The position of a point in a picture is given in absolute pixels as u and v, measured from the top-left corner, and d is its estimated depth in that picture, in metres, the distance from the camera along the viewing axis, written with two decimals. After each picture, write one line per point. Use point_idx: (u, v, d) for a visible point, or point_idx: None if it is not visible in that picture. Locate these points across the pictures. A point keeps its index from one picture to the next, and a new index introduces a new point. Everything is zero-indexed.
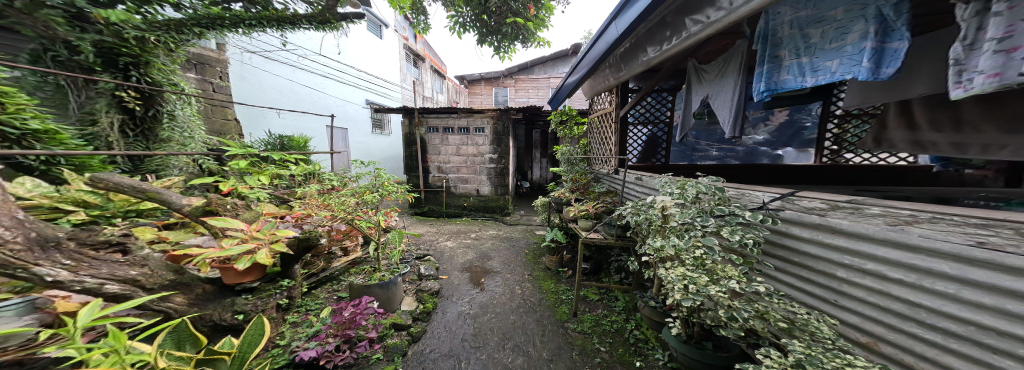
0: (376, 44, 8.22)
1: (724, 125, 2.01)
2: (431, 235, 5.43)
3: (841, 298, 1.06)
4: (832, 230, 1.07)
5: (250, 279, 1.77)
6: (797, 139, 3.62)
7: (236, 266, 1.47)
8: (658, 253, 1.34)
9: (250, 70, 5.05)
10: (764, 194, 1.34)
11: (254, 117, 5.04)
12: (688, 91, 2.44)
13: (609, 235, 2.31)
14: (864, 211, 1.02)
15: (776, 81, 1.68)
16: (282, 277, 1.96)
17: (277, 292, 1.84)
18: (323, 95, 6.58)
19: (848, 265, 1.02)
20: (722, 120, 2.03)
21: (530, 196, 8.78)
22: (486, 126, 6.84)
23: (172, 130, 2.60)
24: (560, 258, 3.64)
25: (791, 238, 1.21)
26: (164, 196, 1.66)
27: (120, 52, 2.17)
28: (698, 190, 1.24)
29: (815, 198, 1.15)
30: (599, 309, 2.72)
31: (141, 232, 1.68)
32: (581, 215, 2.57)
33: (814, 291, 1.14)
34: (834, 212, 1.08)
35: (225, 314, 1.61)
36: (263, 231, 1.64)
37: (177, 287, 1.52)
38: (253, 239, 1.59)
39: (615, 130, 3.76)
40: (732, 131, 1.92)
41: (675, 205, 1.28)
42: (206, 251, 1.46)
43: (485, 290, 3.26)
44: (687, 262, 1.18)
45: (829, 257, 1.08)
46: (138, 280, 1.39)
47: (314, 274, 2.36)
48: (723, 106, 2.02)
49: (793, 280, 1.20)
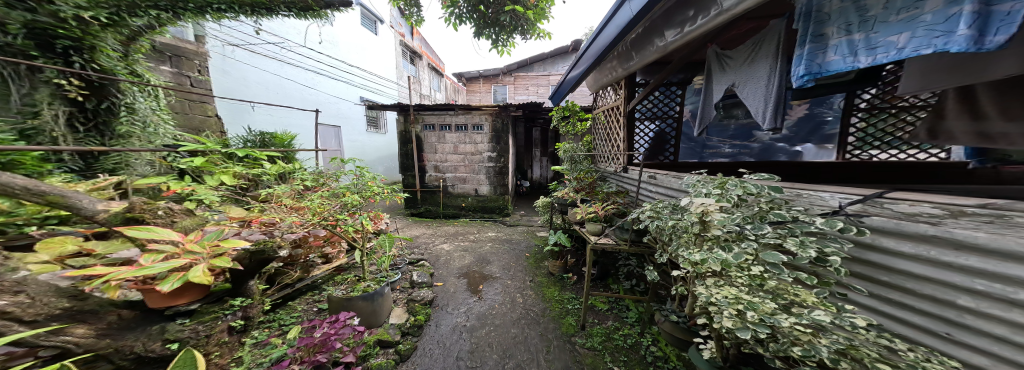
0: (368, 38, 7.93)
1: (758, 116, 1.76)
2: (428, 237, 5.19)
3: (958, 331, 0.88)
4: (955, 246, 0.86)
5: (184, 300, 1.48)
6: (817, 134, 3.43)
7: (159, 288, 1.20)
8: (696, 268, 1.09)
9: (232, 64, 4.79)
10: (834, 195, 1.14)
11: (236, 113, 4.77)
12: (710, 80, 2.19)
13: (622, 241, 2.07)
14: (1010, 219, 0.81)
15: (817, 65, 1.36)
16: (232, 296, 1.66)
17: (226, 314, 1.57)
18: (313, 91, 6.28)
19: (980, 292, 0.83)
20: (755, 111, 1.79)
21: (531, 196, 8.54)
22: (485, 123, 6.57)
23: (131, 124, 2.33)
24: (564, 263, 3.41)
25: (883, 253, 1.01)
26: (69, 200, 1.45)
27: (57, 35, 1.89)
28: (744, 190, 1.00)
29: (920, 203, 0.95)
30: (609, 320, 2.47)
31: (56, 243, 1.39)
32: (589, 218, 2.31)
33: (913, 320, 0.96)
34: (958, 220, 0.88)
35: (152, 344, 1.32)
36: (201, 243, 1.38)
37: (77, 316, 1.24)
38: (187, 253, 1.34)
39: (623, 125, 3.52)
40: (770, 122, 1.67)
41: (719, 210, 1.02)
42: (115, 270, 1.17)
43: (484, 298, 3.01)
44: (741, 282, 0.95)
45: (947, 280, 0.88)
46: (8, 312, 1.08)
47: (291, 285, 2.10)
48: (756, 94, 1.77)
49: (883, 305, 1.02)
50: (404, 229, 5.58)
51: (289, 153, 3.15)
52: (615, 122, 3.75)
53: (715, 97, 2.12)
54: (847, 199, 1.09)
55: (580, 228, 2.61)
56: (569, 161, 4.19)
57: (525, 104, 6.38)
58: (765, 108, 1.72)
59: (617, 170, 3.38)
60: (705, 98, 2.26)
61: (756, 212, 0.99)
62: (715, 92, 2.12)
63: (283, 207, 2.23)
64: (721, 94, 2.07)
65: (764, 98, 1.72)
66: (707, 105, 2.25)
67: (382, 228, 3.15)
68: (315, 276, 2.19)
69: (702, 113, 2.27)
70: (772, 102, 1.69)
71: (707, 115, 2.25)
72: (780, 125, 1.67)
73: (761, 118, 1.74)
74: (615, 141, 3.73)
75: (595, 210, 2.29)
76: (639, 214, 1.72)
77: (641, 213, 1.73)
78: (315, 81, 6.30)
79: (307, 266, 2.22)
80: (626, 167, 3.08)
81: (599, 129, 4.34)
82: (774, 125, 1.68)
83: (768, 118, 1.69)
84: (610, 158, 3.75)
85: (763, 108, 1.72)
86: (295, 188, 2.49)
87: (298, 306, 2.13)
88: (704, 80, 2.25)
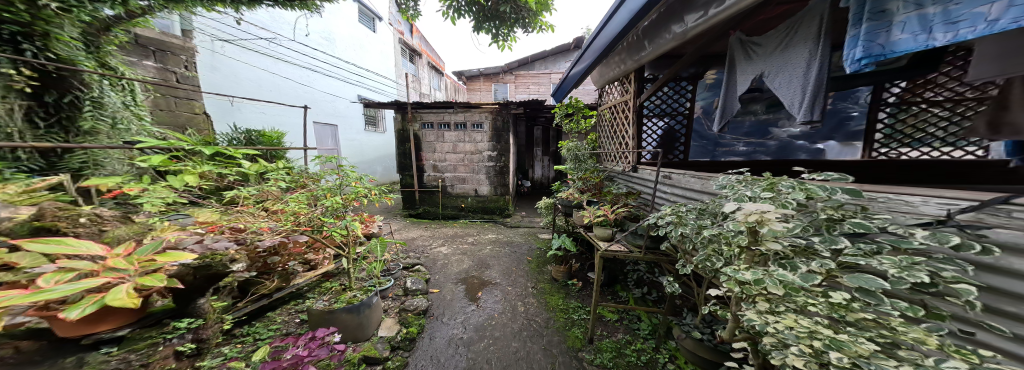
0: (366, 36, 7.75)
1: (792, 107, 1.56)
2: (425, 240, 4.99)
3: None
4: None
5: (105, 327, 1.23)
6: (841, 130, 3.21)
7: (64, 316, 0.97)
8: (749, 289, 0.96)
9: (223, 60, 4.62)
10: (932, 203, 0.95)
11: (226, 110, 4.60)
12: (732, 70, 1.99)
13: (635, 248, 1.87)
14: None
15: (877, 46, 1.17)
16: (174, 319, 1.42)
17: (168, 339, 1.31)
18: (307, 88, 6.11)
19: None
20: (788, 102, 1.59)
21: (532, 196, 8.35)
22: (485, 121, 6.38)
23: (98, 120, 2.13)
24: (569, 269, 3.22)
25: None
26: None
27: (4, 19, 1.68)
28: (807, 194, 0.85)
29: None
30: (619, 333, 2.27)
31: None
32: (597, 222, 2.10)
33: None
34: None
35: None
36: (130, 257, 1.19)
37: None
38: (111, 269, 1.14)
39: (631, 122, 3.33)
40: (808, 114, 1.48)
41: (780, 217, 0.82)
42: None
43: (483, 307, 2.81)
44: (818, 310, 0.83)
45: None
46: None
47: (269, 295, 1.91)
48: (789, 84, 1.57)
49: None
50: (401, 231, 5.39)
51: (275, 152, 2.95)
52: (622, 118, 3.55)
53: (738, 89, 1.92)
54: (953, 208, 0.90)
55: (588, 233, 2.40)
56: (573, 160, 3.99)
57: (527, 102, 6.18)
58: (801, 99, 1.52)
59: (625, 170, 3.17)
60: (726, 91, 2.07)
61: (830, 221, 0.84)
62: (739, 83, 1.92)
63: (260, 213, 2.04)
64: (747, 85, 1.87)
65: (800, 87, 1.52)
66: (728, 98, 2.05)
67: (374, 232, 2.96)
68: (300, 284, 2.01)
69: (723, 107, 2.07)
70: (812, 92, 1.48)
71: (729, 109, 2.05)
72: (820, 117, 1.48)
73: (796, 110, 1.54)
74: (622, 139, 3.53)
75: (603, 213, 2.05)
76: (657, 218, 1.52)
77: (658, 216, 1.53)
78: (309, 79, 6.13)
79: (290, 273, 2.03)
80: (635, 165, 2.87)
81: (605, 126, 4.13)
82: (810, 118, 1.49)
83: (805, 109, 1.49)
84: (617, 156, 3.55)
85: (799, 98, 1.52)
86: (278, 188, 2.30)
87: (277, 318, 1.93)
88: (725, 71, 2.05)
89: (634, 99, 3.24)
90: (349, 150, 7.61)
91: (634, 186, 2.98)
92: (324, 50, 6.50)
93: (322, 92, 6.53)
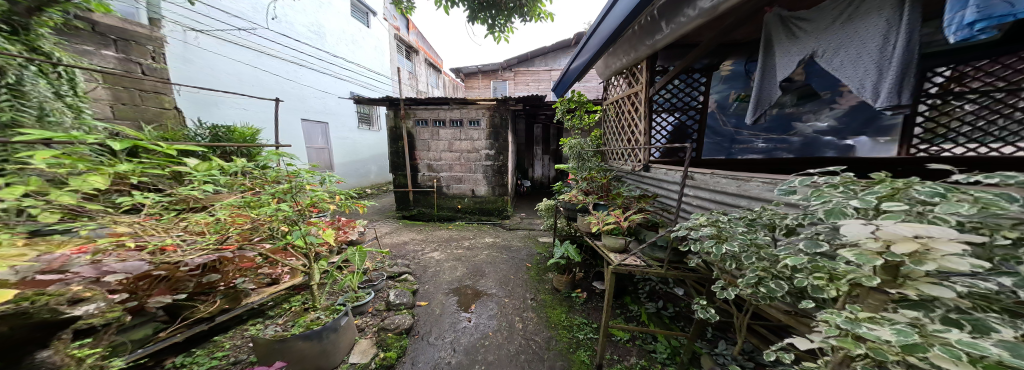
0: (359, 31, 7.44)
1: (863, 90, 1.24)
2: (417, 245, 4.69)
3: None
4: None
5: None
6: (873, 125, 2.88)
7: None
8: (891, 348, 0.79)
9: (197, 52, 4.30)
10: None
11: (201, 104, 4.26)
12: (771, 53, 1.68)
13: (654, 262, 1.58)
14: None
15: (1001, 3, 0.93)
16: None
17: None
18: (294, 84, 5.83)
19: None
20: (858, 85, 1.27)
21: (532, 196, 8.04)
22: (482, 118, 6.06)
23: (17, 111, 1.84)
24: (572, 278, 2.93)
25: None
26: None
27: None
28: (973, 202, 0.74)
29: None
30: (631, 356, 1.97)
31: None
32: (607, 230, 1.80)
33: None
34: None
35: None
36: None
37: None
38: None
39: (637, 118, 3.05)
40: (892, 98, 1.15)
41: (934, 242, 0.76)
42: None
43: (476, 323, 2.52)
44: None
45: None
46: None
47: (211, 318, 1.61)
48: (857, 62, 1.25)
49: None
50: (393, 234, 5.09)
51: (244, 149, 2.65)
52: (628, 114, 3.28)
53: (780, 73, 1.60)
54: None
55: (596, 242, 2.10)
56: (576, 159, 3.71)
57: (526, 98, 5.85)
58: (879, 78, 1.19)
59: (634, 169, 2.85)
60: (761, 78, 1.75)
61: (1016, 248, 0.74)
62: (781, 68, 1.61)
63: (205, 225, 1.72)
64: (793, 69, 1.55)
65: (877, 65, 1.19)
66: (765, 86, 1.73)
67: (355, 239, 2.67)
68: (253, 305, 1.71)
69: (758, 97, 1.74)
70: (896, 72, 1.15)
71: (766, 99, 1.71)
72: (907, 103, 1.15)
73: (871, 95, 1.21)
74: (628, 135, 3.26)
75: (613, 220, 1.74)
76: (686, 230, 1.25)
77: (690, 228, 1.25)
78: (296, 74, 5.84)
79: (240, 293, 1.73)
80: (645, 163, 2.57)
81: (609, 122, 3.84)
82: (895, 102, 1.15)
83: (887, 92, 1.16)
84: (624, 154, 3.25)
85: (874, 79, 1.20)
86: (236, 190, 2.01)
87: (226, 343, 1.65)
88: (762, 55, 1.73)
89: (641, 92, 2.95)
90: (341, 149, 7.31)
91: (644, 187, 2.68)
92: (312, 44, 6.18)
93: (310, 88, 6.24)
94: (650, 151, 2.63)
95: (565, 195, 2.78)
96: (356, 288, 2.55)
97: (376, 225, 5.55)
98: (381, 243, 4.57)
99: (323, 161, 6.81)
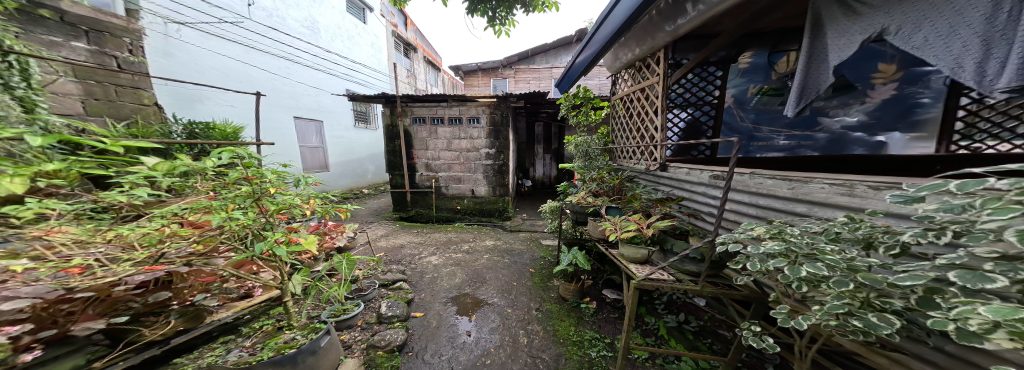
0: (356, 27, 7.21)
1: (962, 72, 1.11)
2: (415, 248, 4.47)
3: None
4: None
5: None
6: (904, 120, 2.67)
7: None
8: None
9: (178, 45, 4.06)
10: None
11: (183, 99, 4.02)
12: (822, 35, 1.58)
13: (685, 276, 1.37)
14: None
15: None
16: None
17: None
18: (285, 80, 5.64)
19: None
20: (953, 65, 1.14)
21: (533, 197, 7.81)
22: (482, 116, 5.83)
23: None
24: (581, 287, 2.73)
25: None
26: None
27: None
28: None
29: None
30: None
31: None
32: (627, 238, 1.58)
33: None
34: None
35: None
36: None
37: None
38: None
39: (648, 114, 2.83)
40: (1011, 77, 1.01)
41: None
42: None
43: (477, 338, 2.30)
44: None
45: None
46: None
47: (165, 340, 1.37)
48: (952, 37, 1.13)
49: None
50: (389, 237, 4.87)
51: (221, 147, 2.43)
52: (638, 109, 3.07)
53: (836, 56, 1.49)
54: None
55: (611, 250, 1.90)
56: (582, 157, 3.53)
57: (528, 95, 5.62)
58: (988, 55, 1.06)
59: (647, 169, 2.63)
60: (808, 62, 1.66)
61: None
62: (837, 50, 1.50)
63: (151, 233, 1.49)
64: (853, 50, 1.43)
65: (980, 40, 1.07)
66: (812, 72, 1.65)
67: (343, 245, 2.47)
68: (218, 323, 1.48)
69: (804, 84, 1.66)
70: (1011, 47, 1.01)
71: (813, 87, 1.63)
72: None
73: (981, 76, 1.08)
74: (639, 132, 3.04)
75: (634, 227, 1.53)
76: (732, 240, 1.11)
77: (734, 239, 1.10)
78: (287, 70, 5.65)
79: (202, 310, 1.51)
80: (662, 163, 2.35)
81: (616, 119, 3.63)
82: (1016, 83, 1.01)
83: (1002, 71, 1.03)
84: (634, 152, 3.04)
85: (982, 57, 1.07)
86: (203, 193, 1.80)
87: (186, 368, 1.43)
88: (810, 37, 1.63)
89: (653, 85, 2.74)
90: (337, 148, 7.09)
91: (660, 188, 2.46)
92: (306, 40, 5.96)
93: (303, 85, 6.02)
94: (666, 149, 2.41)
95: (574, 197, 2.57)
96: (345, 299, 2.33)
97: (372, 227, 5.32)
98: (376, 246, 4.34)
99: (317, 160, 6.59)
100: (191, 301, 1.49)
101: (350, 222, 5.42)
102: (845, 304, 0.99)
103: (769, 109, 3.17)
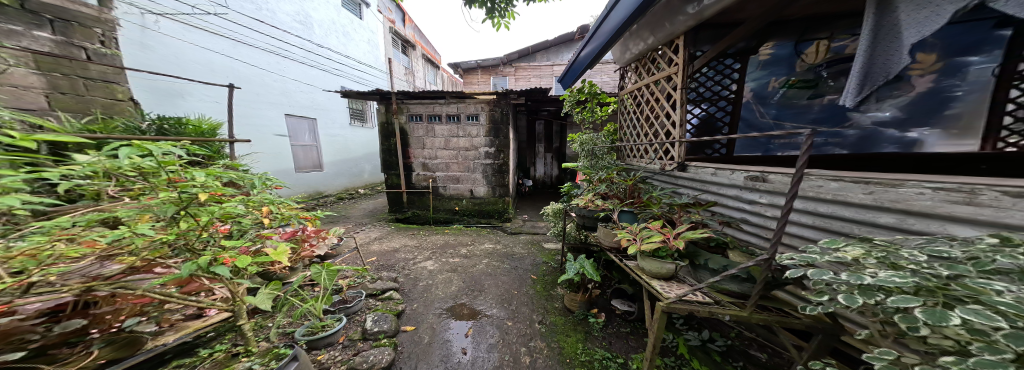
0: (351, 22, 6.97)
1: None
2: (410, 252, 4.24)
3: None
4: None
5: None
6: (936, 116, 2.45)
7: None
8: None
9: (158, 38, 3.83)
10: None
11: (162, 94, 3.76)
12: (892, 9, 1.49)
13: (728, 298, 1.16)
14: None
15: None
16: None
17: None
18: (276, 77, 5.41)
19: None
20: None
21: (534, 197, 7.58)
22: (481, 113, 5.59)
23: None
24: (588, 297, 2.51)
25: None
26: None
27: None
28: None
29: None
30: None
31: None
32: (651, 252, 1.36)
33: None
34: None
35: None
36: None
37: None
38: None
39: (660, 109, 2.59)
40: None
41: None
42: None
43: (474, 357, 2.08)
44: None
45: None
46: None
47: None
48: None
49: None
50: (384, 239, 4.64)
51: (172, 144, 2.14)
52: (648, 105, 2.84)
53: (916, 32, 1.42)
54: None
55: (626, 261, 1.68)
56: (587, 156, 3.31)
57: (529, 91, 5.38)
58: None
59: (662, 169, 2.41)
60: (873, 41, 1.59)
61: None
62: (917, 24, 1.42)
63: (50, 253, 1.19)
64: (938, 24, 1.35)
65: None
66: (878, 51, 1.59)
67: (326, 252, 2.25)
68: (160, 351, 1.29)
69: (871, 66, 1.63)
70: None
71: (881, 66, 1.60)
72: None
73: None
74: (648, 130, 2.81)
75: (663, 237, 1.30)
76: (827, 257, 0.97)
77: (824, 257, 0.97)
78: (279, 66, 5.42)
79: (135, 338, 1.28)
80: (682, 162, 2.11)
81: (622, 116, 3.41)
82: None
83: None
84: (643, 151, 2.80)
85: None
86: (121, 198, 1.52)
87: None
88: (875, 13, 1.54)
89: (667, 77, 2.50)
90: (331, 147, 6.86)
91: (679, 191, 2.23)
92: (299, 35, 5.73)
93: (295, 82, 5.79)
94: (686, 147, 2.17)
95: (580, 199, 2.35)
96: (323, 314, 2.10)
97: (365, 229, 5.09)
98: (369, 250, 4.12)
99: (311, 160, 6.37)
100: (117, 328, 1.27)
101: (343, 224, 5.19)
102: (1007, 361, 0.77)
103: (793, 104, 2.91)
